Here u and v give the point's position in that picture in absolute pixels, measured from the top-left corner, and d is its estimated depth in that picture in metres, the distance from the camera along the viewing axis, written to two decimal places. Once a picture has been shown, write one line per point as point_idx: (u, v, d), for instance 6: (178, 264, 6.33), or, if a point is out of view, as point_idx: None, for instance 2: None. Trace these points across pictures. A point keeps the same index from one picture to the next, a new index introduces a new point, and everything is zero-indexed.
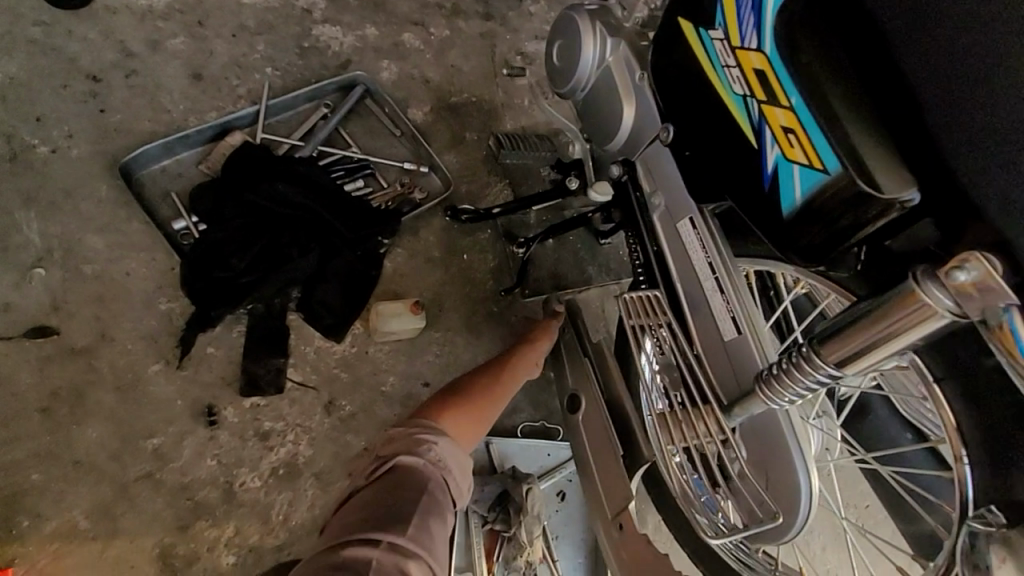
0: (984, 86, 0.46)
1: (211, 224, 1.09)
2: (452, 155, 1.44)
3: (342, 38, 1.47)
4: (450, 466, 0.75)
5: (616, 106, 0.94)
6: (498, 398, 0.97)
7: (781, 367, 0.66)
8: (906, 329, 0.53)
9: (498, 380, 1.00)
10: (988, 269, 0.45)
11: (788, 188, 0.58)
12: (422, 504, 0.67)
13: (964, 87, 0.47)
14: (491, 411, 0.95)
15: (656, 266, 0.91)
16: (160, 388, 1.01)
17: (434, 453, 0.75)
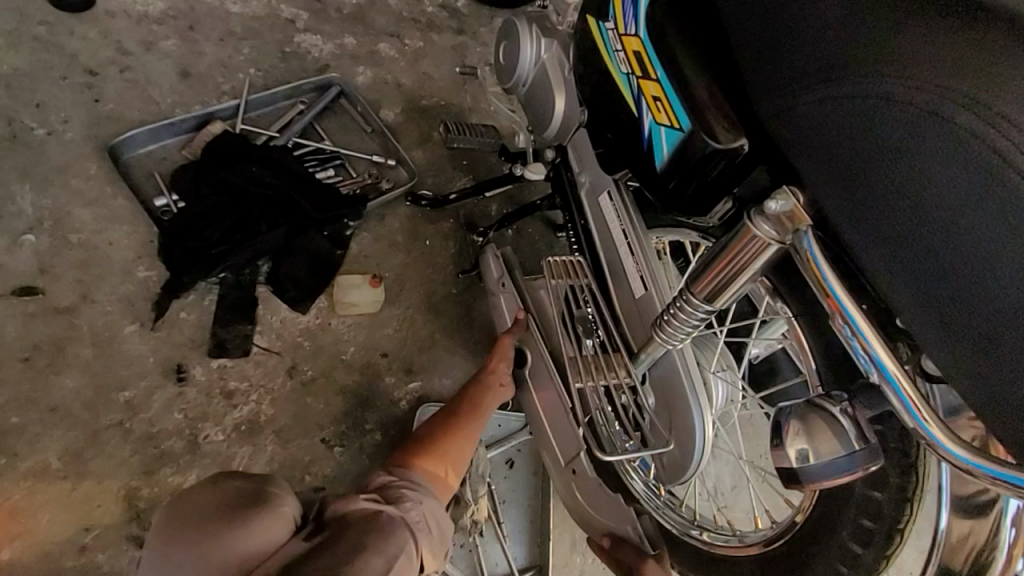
0: (781, 44, 0.58)
1: (189, 201, 1.20)
2: (420, 151, 1.56)
3: (322, 45, 1.61)
4: (429, 524, 0.75)
5: (549, 96, 1.08)
6: (470, 436, 0.98)
7: (670, 310, 0.77)
8: (750, 263, 0.64)
9: (469, 415, 1.01)
10: (793, 202, 0.57)
11: (659, 147, 0.70)
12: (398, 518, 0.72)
13: (770, 47, 0.59)
14: (465, 452, 0.96)
15: (583, 237, 1.03)
16: (134, 346, 1.10)
17: (414, 510, 0.75)
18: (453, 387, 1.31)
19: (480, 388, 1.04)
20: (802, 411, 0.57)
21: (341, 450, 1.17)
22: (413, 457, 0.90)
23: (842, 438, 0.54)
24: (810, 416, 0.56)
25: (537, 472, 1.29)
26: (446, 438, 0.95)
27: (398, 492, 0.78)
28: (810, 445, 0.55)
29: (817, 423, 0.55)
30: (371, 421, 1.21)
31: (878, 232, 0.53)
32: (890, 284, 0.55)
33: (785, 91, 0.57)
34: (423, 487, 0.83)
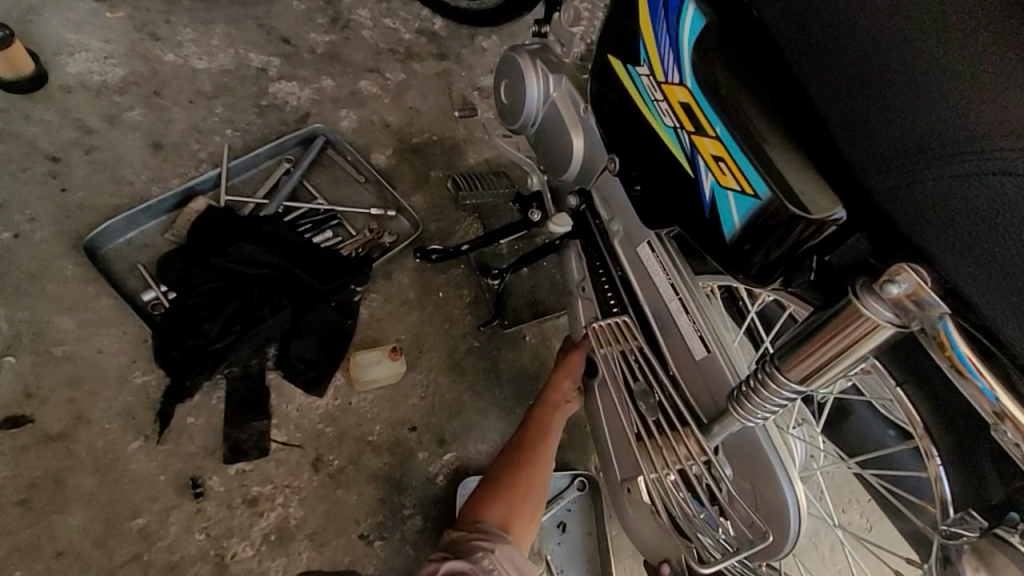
0: (883, 105, 0.48)
1: (181, 293, 1.09)
2: (418, 195, 1.46)
3: (299, 92, 1.49)
4: (505, 571, 0.81)
5: (566, 139, 0.99)
6: (542, 463, 0.99)
7: (750, 387, 0.67)
8: (857, 342, 0.54)
9: (537, 443, 1.01)
10: (916, 281, 0.48)
11: (727, 215, 0.62)
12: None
13: (867, 107, 0.49)
14: (540, 482, 0.97)
15: (623, 290, 0.93)
16: (142, 465, 1.01)
17: (488, 560, 0.81)
18: (491, 451, 1.20)
19: (546, 408, 1.04)
20: (977, 545, 0.56)
21: (383, 543, 1.07)
22: (488, 500, 0.93)
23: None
24: (995, 557, 0.55)
25: (592, 530, 1.20)
26: (517, 472, 0.97)
27: (473, 545, 0.84)
28: None
29: (1000, 562, 0.55)
30: (410, 505, 1.11)
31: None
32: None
33: (894, 163, 0.48)
34: (497, 534, 0.87)
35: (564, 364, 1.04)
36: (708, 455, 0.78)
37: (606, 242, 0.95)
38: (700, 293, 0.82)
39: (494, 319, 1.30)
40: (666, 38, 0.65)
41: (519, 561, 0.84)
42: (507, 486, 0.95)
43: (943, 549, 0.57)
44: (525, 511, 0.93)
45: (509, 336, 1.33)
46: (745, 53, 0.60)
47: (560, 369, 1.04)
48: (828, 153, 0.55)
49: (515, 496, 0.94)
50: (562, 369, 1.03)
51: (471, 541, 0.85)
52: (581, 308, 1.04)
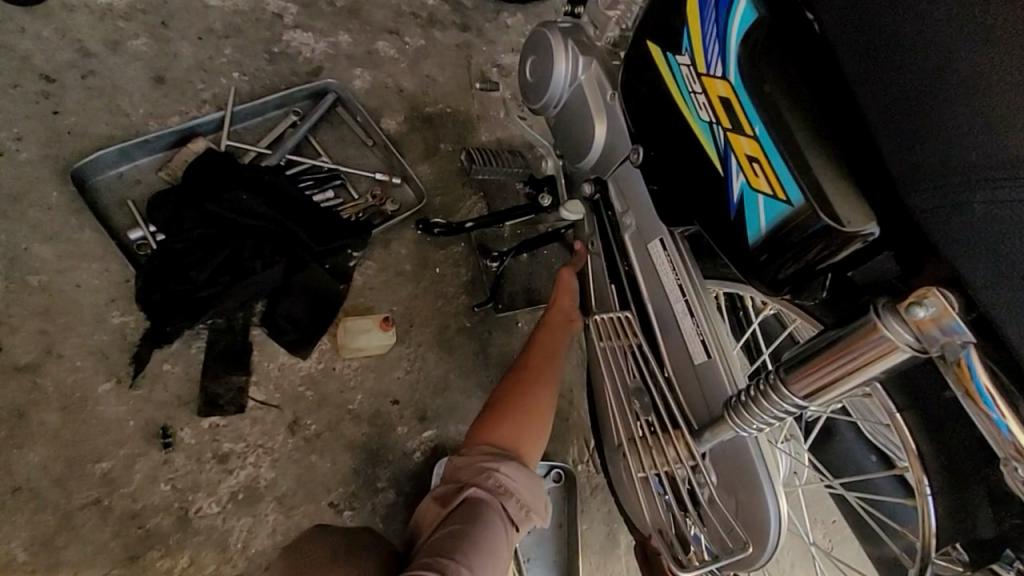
0: (941, 127, 0.46)
1: (170, 235, 1.05)
2: (426, 166, 1.42)
3: (314, 44, 1.44)
4: (513, 486, 0.78)
5: (589, 125, 0.96)
6: (547, 382, 0.96)
7: (749, 396, 0.65)
8: (870, 360, 0.53)
9: (538, 363, 0.98)
10: (943, 304, 0.47)
11: (753, 217, 0.60)
12: (487, 510, 0.73)
13: (927, 124, 0.47)
14: (547, 401, 0.94)
15: (627, 286, 0.92)
16: (111, 408, 0.97)
17: (495, 481, 0.78)
18: None
19: (550, 328, 1.02)
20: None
21: (352, 513, 1.05)
22: (491, 425, 0.89)
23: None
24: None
25: (562, 523, 1.20)
26: (522, 396, 0.93)
27: (480, 467, 0.79)
28: None
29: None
30: (384, 479, 1.09)
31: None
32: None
33: (948, 184, 0.46)
34: (505, 454, 0.83)
35: (561, 285, 1.04)
36: (696, 459, 0.77)
37: (616, 235, 0.94)
38: (707, 298, 0.81)
39: (489, 302, 1.28)
40: (713, 28, 0.62)
41: (530, 475, 0.81)
42: (510, 406, 0.92)
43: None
44: (533, 426, 0.90)
45: (503, 320, 1.31)
46: (794, 57, 0.58)
47: (556, 291, 1.05)
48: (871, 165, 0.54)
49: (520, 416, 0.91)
50: (560, 289, 1.04)
51: (476, 463, 0.80)
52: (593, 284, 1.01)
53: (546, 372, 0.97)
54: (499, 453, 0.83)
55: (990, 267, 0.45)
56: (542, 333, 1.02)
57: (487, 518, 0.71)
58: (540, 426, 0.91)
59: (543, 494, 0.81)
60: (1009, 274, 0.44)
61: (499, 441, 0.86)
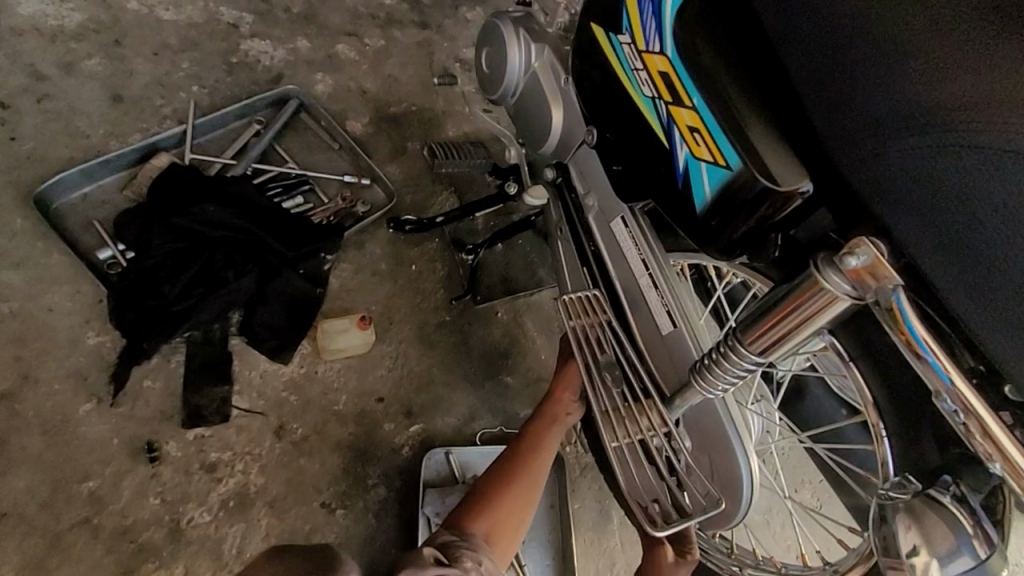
0: (856, 82, 0.49)
1: (139, 253, 1.05)
2: (394, 166, 1.43)
3: (272, 52, 1.45)
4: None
5: (546, 110, 0.98)
6: (536, 480, 0.92)
7: (711, 359, 0.68)
8: (814, 312, 0.56)
9: (531, 455, 0.94)
10: (874, 253, 0.49)
11: (699, 186, 0.62)
12: None
13: (844, 81, 0.50)
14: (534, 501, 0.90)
15: (594, 265, 0.94)
16: (93, 428, 0.97)
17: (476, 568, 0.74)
18: (457, 424, 1.20)
19: (549, 418, 0.97)
20: (914, 505, 0.53)
21: (345, 512, 1.06)
22: (471, 510, 0.86)
23: (965, 546, 0.49)
24: (925, 514, 0.52)
25: (553, 504, 1.23)
26: (510, 486, 0.90)
27: (460, 550, 0.76)
28: (932, 551, 0.50)
29: (931, 520, 0.51)
30: (374, 475, 1.10)
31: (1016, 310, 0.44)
32: (1017, 365, 0.46)
33: (886, 136, 0.47)
34: (484, 549, 0.79)
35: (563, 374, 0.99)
36: (668, 425, 0.80)
37: (580, 217, 0.96)
38: (670, 270, 0.84)
39: (467, 294, 1.30)
40: (648, 4, 0.64)
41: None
42: (498, 495, 0.88)
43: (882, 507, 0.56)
44: (516, 524, 0.87)
45: (483, 311, 1.32)
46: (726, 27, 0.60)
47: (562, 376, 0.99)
48: (800, 126, 0.56)
49: (505, 508, 0.87)
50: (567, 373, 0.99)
51: (459, 546, 0.77)
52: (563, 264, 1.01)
53: (539, 468, 0.93)
54: (481, 544, 0.79)
55: (918, 214, 0.47)
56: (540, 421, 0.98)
57: None
58: (521, 525, 0.88)
59: None
60: (945, 221, 0.45)
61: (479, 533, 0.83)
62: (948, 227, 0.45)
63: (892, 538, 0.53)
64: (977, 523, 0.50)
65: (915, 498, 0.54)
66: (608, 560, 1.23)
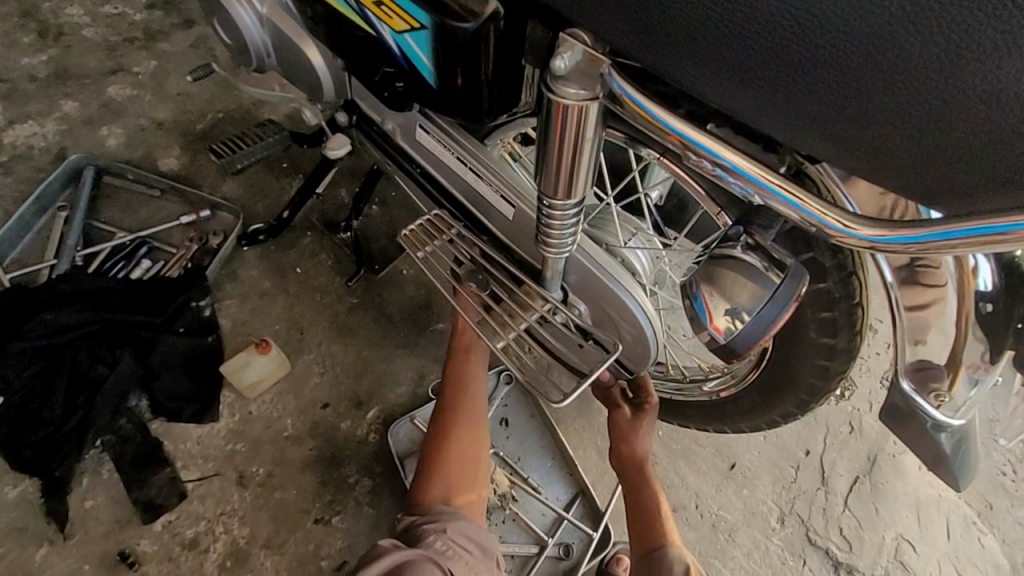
0: None
1: (4, 393, 0.99)
2: (230, 181, 1.32)
3: (41, 129, 1.31)
4: (461, 546, 0.79)
5: (301, 53, 0.88)
6: (475, 418, 0.95)
7: (541, 221, 0.66)
8: (577, 132, 0.52)
9: (460, 398, 0.96)
10: (582, 49, 0.48)
11: (418, 61, 0.57)
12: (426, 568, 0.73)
13: None
14: (482, 439, 0.94)
15: (427, 185, 0.89)
16: (59, 566, 0.96)
17: (440, 540, 0.78)
18: (411, 389, 1.19)
19: (461, 354, 1.00)
20: (708, 271, 0.53)
21: (341, 516, 1.07)
22: (426, 478, 0.90)
23: (758, 280, 0.51)
24: (719, 275, 0.52)
25: (533, 413, 1.25)
26: (455, 437, 0.93)
27: (422, 529, 0.80)
28: (736, 303, 0.52)
29: (726, 275, 0.52)
30: (353, 471, 1.11)
31: (719, 48, 0.43)
32: (755, 109, 0.45)
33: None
34: (447, 509, 0.84)
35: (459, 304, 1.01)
36: (550, 301, 0.78)
37: (392, 144, 0.90)
38: (486, 155, 0.79)
39: (361, 268, 1.26)
40: None
41: (473, 528, 0.82)
42: (446, 453, 0.91)
43: (686, 288, 0.56)
44: (473, 467, 0.91)
45: (386, 277, 1.28)
46: None
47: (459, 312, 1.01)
48: None
49: (456, 461, 0.91)
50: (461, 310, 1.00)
51: (422, 525, 0.81)
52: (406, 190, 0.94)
53: (475, 405, 0.96)
54: (442, 509, 0.84)
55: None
56: (457, 361, 1.00)
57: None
58: (480, 466, 0.92)
59: (492, 546, 0.82)
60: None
61: (440, 497, 0.87)
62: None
63: (699, 305, 0.54)
64: (769, 260, 0.51)
65: (709, 259, 0.54)
66: (605, 434, 1.26)
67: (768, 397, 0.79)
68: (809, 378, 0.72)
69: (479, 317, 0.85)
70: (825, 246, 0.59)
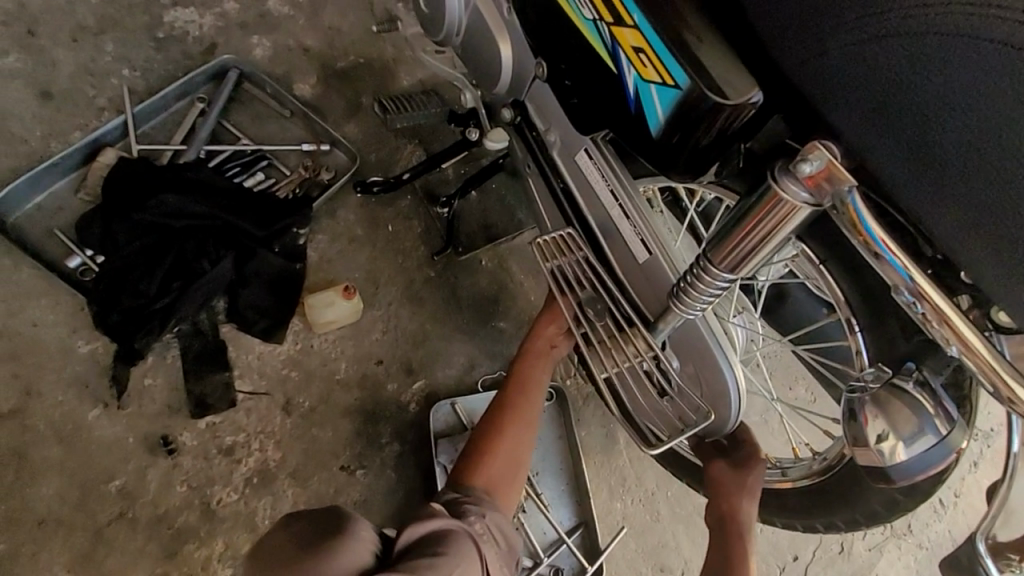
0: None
1: (109, 254, 1.04)
2: (352, 125, 1.36)
3: (199, 19, 1.35)
4: (495, 536, 0.81)
5: (493, 46, 0.93)
6: (528, 421, 0.99)
7: (686, 282, 0.69)
8: (780, 224, 0.56)
9: (521, 397, 1.01)
10: (827, 158, 0.50)
11: (651, 111, 0.61)
12: (467, 547, 0.74)
13: None
14: (527, 442, 0.98)
15: (565, 202, 0.92)
16: (107, 431, 1.01)
17: (481, 524, 0.81)
18: (459, 374, 1.22)
19: (530, 357, 1.04)
20: (879, 396, 0.63)
21: (364, 471, 1.11)
22: (472, 463, 0.93)
23: (924, 418, 0.60)
24: (889, 403, 0.61)
25: (562, 434, 1.28)
26: (505, 433, 0.97)
27: (465, 508, 0.83)
28: (898, 434, 0.61)
29: (896, 407, 0.61)
30: (387, 433, 1.14)
31: (963, 194, 0.45)
32: (969, 253, 0.48)
33: (868, 16, 0.45)
34: (488, 499, 0.87)
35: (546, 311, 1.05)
36: (654, 349, 0.82)
37: (544, 154, 0.94)
38: (638, 196, 0.83)
39: (448, 247, 1.29)
40: None
41: (506, 525, 0.84)
42: (495, 445, 0.95)
43: (850, 404, 0.65)
44: (514, 469, 0.94)
45: (467, 262, 1.31)
46: None
47: (542, 318, 1.06)
48: (735, 24, 0.56)
49: (500, 457, 0.95)
50: (546, 317, 1.04)
51: (464, 505, 0.84)
52: (537, 197, 0.98)
53: (532, 411, 1.00)
54: (481, 497, 0.86)
55: (862, 116, 0.48)
56: (527, 362, 1.04)
57: (466, 554, 0.73)
58: (520, 469, 0.96)
59: (517, 549, 0.84)
60: (906, 109, 0.46)
61: (480, 484, 0.91)
62: (900, 117, 0.46)
63: (863, 424, 0.63)
64: (938, 404, 0.61)
65: (883, 389, 0.63)
66: (620, 477, 1.30)
67: (821, 505, 0.82)
68: (874, 503, 0.75)
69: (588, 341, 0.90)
70: (952, 396, 0.63)
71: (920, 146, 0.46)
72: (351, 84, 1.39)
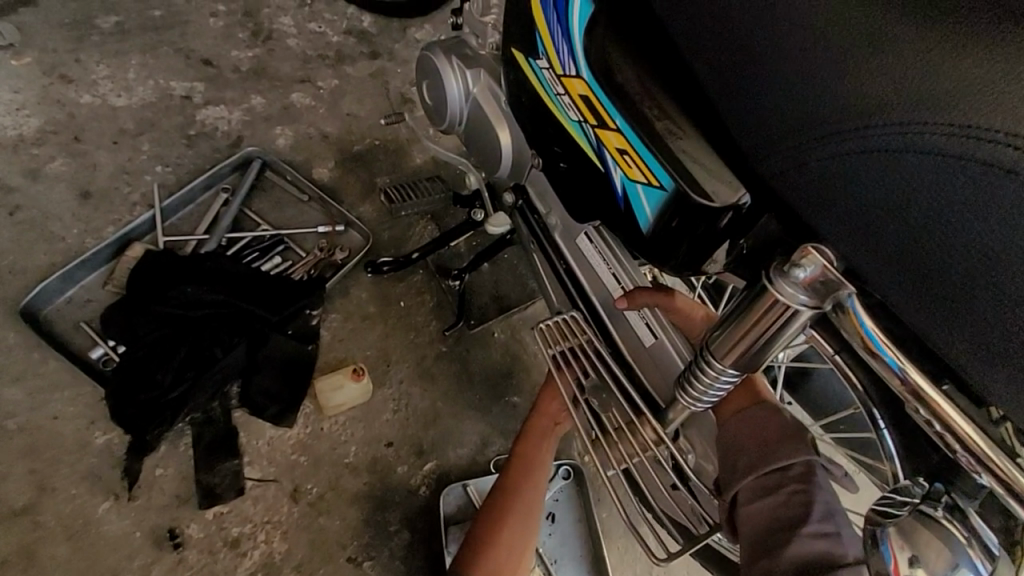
0: (766, 101, 0.50)
1: (131, 344, 1.09)
2: (367, 205, 1.41)
3: (229, 116, 1.45)
4: None
5: (493, 136, 0.96)
6: (529, 510, 0.94)
7: (690, 372, 0.65)
8: (782, 319, 0.52)
9: (525, 481, 0.95)
10: (821, 263, 0.49)
11: (640, 209, 0.61)
12: None
13: (765, 98, 0.50)
14: (530, 533, 0.93)
15: (569, 283, 0.91)
16: (115, 526, 1.01)
17: None
18: (471, 454, 1.18)
19: (533, 438, 0.98)
20: (904, 524, 0.55)
21: (371, 563, 1.06)
22: (475, 556, 0.90)
23: (958, 553, 0.53)
24: (918, 532, 0.54)
25: (581, 517, 1.20)
26: (505, 524, 0.92)
27: None
28: (930, 569, 0.53)
29: (925, 538, 0.54)
30: (395, 520, 1.10)
31: (966, 308, 0.43)
32: (972, 368, 0.46)
33: (852, 131, 0.45)
34: None
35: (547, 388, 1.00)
36: (666, 442, 0.74)
37: (546, 237, 0.95)
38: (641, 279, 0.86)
39: (460, 321, 1.27)
40: (559, 27, 0.64)
41: None
42: (495, 536, 0.91)
43: (870, 530, 0.57)
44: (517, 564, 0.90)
45: (479, 336, 1.30)
46: (654, 59, 0.59)
47: (543, 394, 1.00)
48: (713, 127, 0.56)
49: (500, 550, 0.91)
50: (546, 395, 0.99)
51: None
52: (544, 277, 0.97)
53: (534, 501, 0.95)
54: None
55: (850, 227, 0.47)
56: (528, 444, 0.98)
57: None
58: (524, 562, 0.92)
59: None
60: (893, 219, 0.44)
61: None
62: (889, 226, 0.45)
63: (888, 556, 0.54)
64: (972, 535, 0.54)
65: (909, 515, 0.56)
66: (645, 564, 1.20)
67: None
68: None
69: (592, 437, 0.80)
70: (994, 507, 0.56)
71: (917, 258, 0.44)
72: (367, 166, 1.45)
